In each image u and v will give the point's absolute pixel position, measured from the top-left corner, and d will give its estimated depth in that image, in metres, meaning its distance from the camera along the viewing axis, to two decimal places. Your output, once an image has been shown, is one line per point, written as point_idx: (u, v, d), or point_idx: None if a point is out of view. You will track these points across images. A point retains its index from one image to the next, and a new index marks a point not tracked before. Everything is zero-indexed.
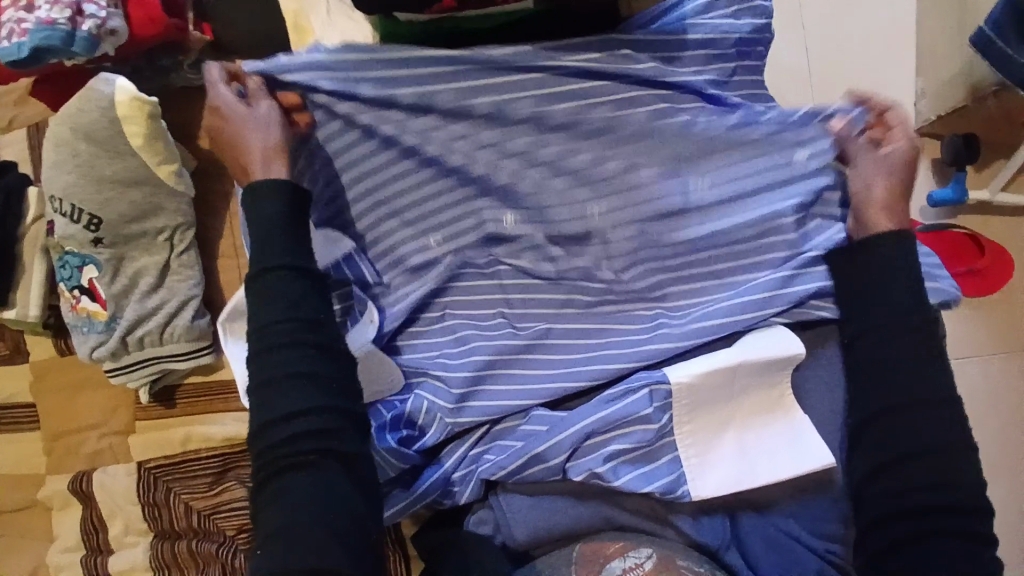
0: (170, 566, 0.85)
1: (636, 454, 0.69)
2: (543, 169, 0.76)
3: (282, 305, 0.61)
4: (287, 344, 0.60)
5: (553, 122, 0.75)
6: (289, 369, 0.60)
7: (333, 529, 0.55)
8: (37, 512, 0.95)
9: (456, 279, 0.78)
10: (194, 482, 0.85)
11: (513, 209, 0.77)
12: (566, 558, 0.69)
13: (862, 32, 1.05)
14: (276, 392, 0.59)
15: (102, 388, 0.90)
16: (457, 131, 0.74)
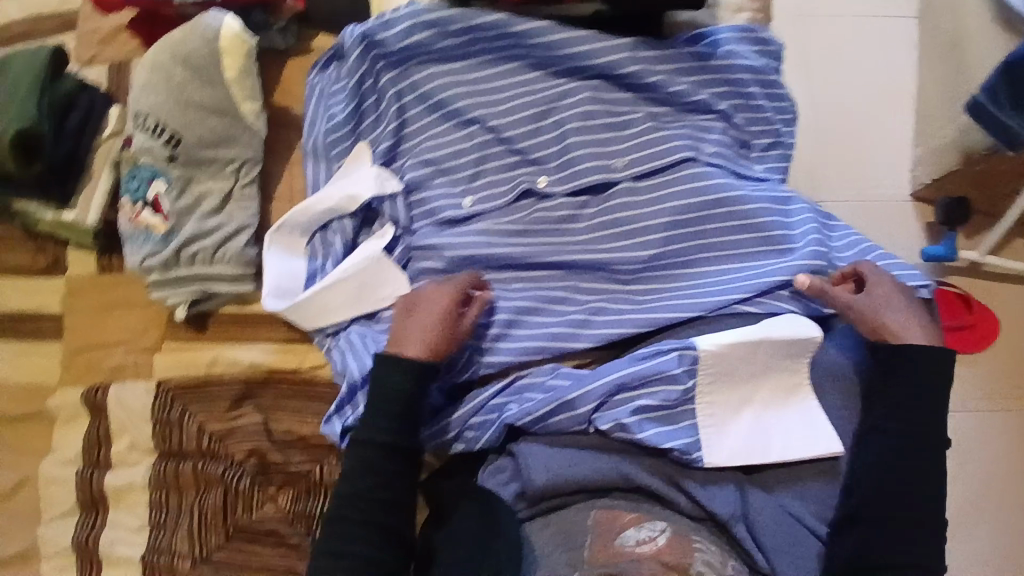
0: (170, 489, 0.86)
1: (658, 422, 0.77)
2: (580, 163, 0.85)
3: (372, 470, 0.74)
4: (365, 508, 0.74)
5: (603, 122, 0.86)
6: (358, 525, 0.73)
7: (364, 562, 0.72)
8: (43, 424, 0.96)
9: (503, 241, 0.85)
10: (213, 407, 0.87)
11: (552, 195, 0.86)
12: (583, 524, 0.73)
13: (864, 103, 1.22)
14: (344, 530, 0.73)
15: (135, 308, 0.92)
16: (510, 130, 0.87)
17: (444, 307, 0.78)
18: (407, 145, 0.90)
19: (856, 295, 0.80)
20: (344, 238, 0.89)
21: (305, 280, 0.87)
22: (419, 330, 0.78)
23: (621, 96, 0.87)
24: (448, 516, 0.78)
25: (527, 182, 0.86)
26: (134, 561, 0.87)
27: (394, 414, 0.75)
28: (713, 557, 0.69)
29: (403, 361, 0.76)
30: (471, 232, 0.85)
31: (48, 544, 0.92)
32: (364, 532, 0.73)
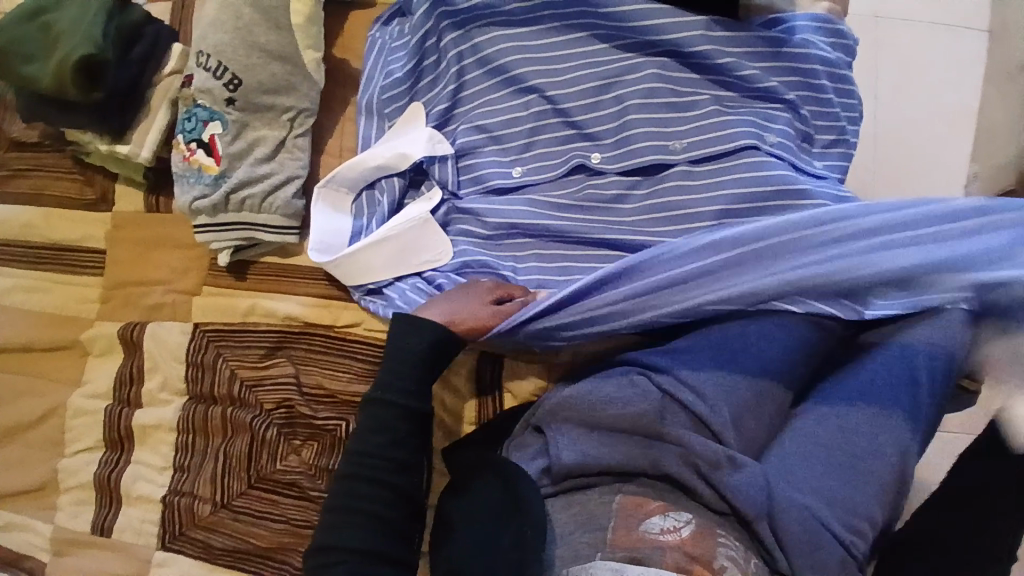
0: (197, 432, 0.87)
1: (685, 414, 0.74)
2: (638, 141, 0.83)
3: (382, 429, 0.73)
4: (375, 467, 0.72)
5: (667, 102, 0.83)
6: (369, 484, 0.72)
7: (376, 523, 0.71)
8: (72, 355, 0.96)
9: (550, 213, 0.83)
10: (245, 352, 0.87)
11: (604, 173, 0.84)
12: (606, 506, 0.70)
13: (930, 113, 1.18)
14: (355, 489, 0.72)
15: (178, 249, 0.92)
16: (568, 102, 0.85)
17: (485, 295, 0.80)
18: (461, 111, 0.89)
19: (900, 305, 0.77)
20: (391, 198, 0.88)
21: (349, 239, 0.86)
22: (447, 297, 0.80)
23: (690, 77, 0.84)
24: (466, 484, 0.78)
25: (580, 157, 0.84)
26: (153, 501, 0.87)
27: (410, 374, 0.75)
28: (739, 557, 0.65)
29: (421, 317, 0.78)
30: (516, 202, 0.84)
31: (71, 473, 0.93)
32: (374, 491, 0.72)
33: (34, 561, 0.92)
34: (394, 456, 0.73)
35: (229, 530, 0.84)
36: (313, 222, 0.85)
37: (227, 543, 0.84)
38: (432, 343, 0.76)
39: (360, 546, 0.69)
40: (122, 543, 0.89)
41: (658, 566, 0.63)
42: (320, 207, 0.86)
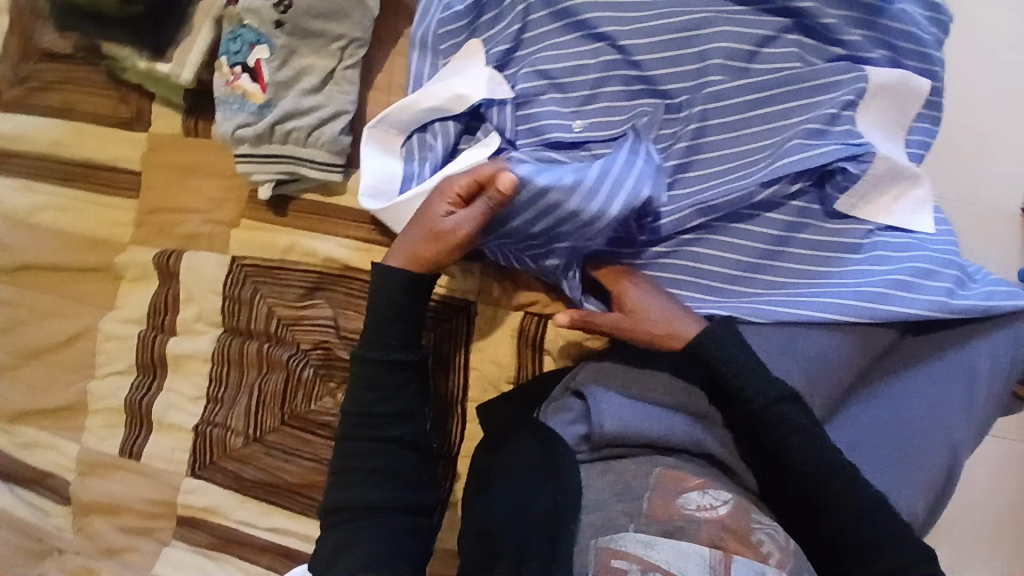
0: (232, 365, 0.86)
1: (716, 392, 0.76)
2: (707, 108, 0.79)
3: (378, 388, 0.75)
4: (376, 426, 0.74)
5: (741, 67, 0.79)
6: (376, 444, 0.74)
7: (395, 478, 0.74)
8: (103, 279, 0.95)
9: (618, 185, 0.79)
10: (284, 291, 0.85)
11: (671, 141, 0.79)
12: (643, 478, 0.69)
13: None
14: (363, 452, 0.75)
15: (215, 177, 0.89)
16: (642, 54, 0.80)
17: (444, 206, 0.73)
18: (522, 54, 0.84)
19: (978, 297, 0.74)
20: (444, 140, 0.84)
21: (399, 184, 0.83)
22: (408, 232, 0.76)
23: (765, 34, 0.79)
24: (502, 441, 0.79)
25: (646, 114, 0.80)
26: (185, 429, 0.88)
27: (386, 330, 0.75)
28: (772, 536, 0.64)
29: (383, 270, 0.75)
30: (576, 159, 0.81)
31: (101, 396, 0.93)
32: (390, 449, 0.75)
33: (58, 480, 0.96)
34: (398, 411, 0.75)
35: (260, 464, 0.85)
36: (364, 166, 0.83)
37: (257, 476, 0.85)
38: (410, 292, 0.75)
39: (375, 504, 0.73)
40: (152, 467, 0.90)
41: (691, 540, 0.62)
42: (371, 149, 0.83)
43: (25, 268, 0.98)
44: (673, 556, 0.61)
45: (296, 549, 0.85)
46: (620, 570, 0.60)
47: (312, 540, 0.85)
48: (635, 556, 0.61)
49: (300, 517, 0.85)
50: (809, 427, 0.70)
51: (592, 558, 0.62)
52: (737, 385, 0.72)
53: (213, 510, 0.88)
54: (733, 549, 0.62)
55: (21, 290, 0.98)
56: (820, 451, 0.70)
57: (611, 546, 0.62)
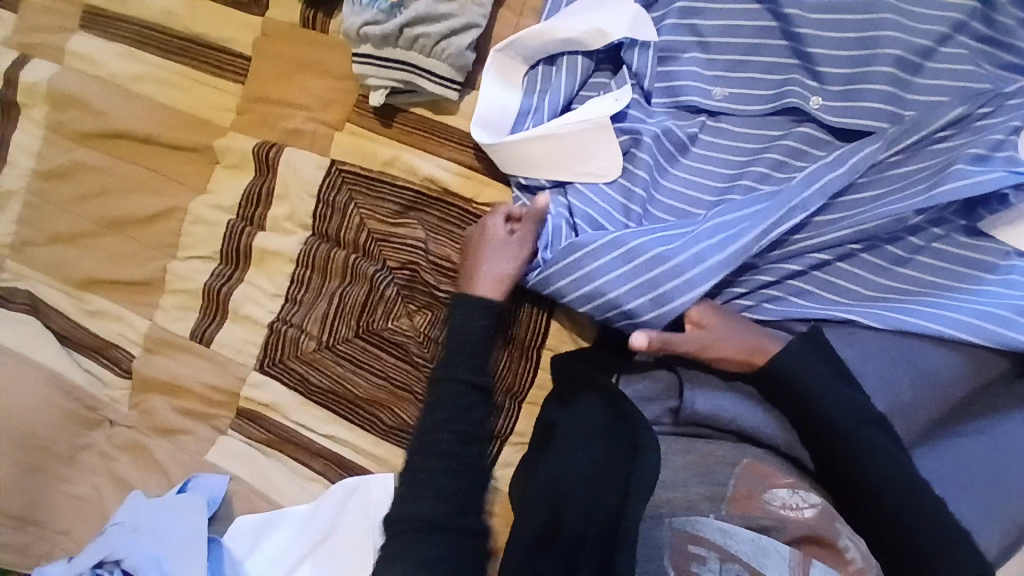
0: (315, 269, 0.86)
1: None
2: (861, 99, 0.75)
3: (447, 408, 0.74)
4: (442, 443, 0.73)
5: (906, 76, 0.74)
6: (435, 462, 0.73)
7: (463, 500, 0.73)
8: (198, 162, 0.95)
9: (741, 159, 0.77)
10: (378, 205, 0.84)
11: (817, 133, 0.77)
12: (728, 465, 0.67)
13: None
14: (421, 469, 0.73)
15: (328, 76, 0.87)
16: (803, 19, 0.76)
17: (506, 224, 0.75)
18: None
19: None
20: (572, 77, 0.79)
21: (516, 116, 0.79)
22: (482, 258, 0.75)
23: (934, 17, 0.74)
24: (572, 398, 0.75)
25: (795, 98, 0.76)
26: (260, 324, 0.88)
27: (468, 351, 0.75)
28: (857, 543, 0.62)
29: (469, 301, 0.75)
30: (713, 131, 0.78)
31: (180, 277, 0.94)
32: (460, 471, 0.73)
33: (120, 352, 0.96)
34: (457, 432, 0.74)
35: (328, 371, 0.85)
36: (482, 91, 0.79)
37: (323, 383, 0.85)
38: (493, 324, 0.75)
39: (433, 522, 0.71)
40: (220, 355, 0.91)
41: (774, 537, 0.62)
42: (494, 76, 0.79)
43: (120, 138, 0.97)
44: (752, 551, 0.60)
45: (349, 461, 0.85)
46: (697, 556, 0.61)
47: (367, 455, 0.84)
48: (713, 543, 0.61)
49: (358, 431, 0.85)
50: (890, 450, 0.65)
51: (666, 540, 0.63)
52: (812, 404, 0.67)
53: (274, 408, 0.88)
54: (814, 553, 0.61)
55: (114, 159, 0.98)
56: (902, 476, 0.64)
57: (686, 530, 0.63)
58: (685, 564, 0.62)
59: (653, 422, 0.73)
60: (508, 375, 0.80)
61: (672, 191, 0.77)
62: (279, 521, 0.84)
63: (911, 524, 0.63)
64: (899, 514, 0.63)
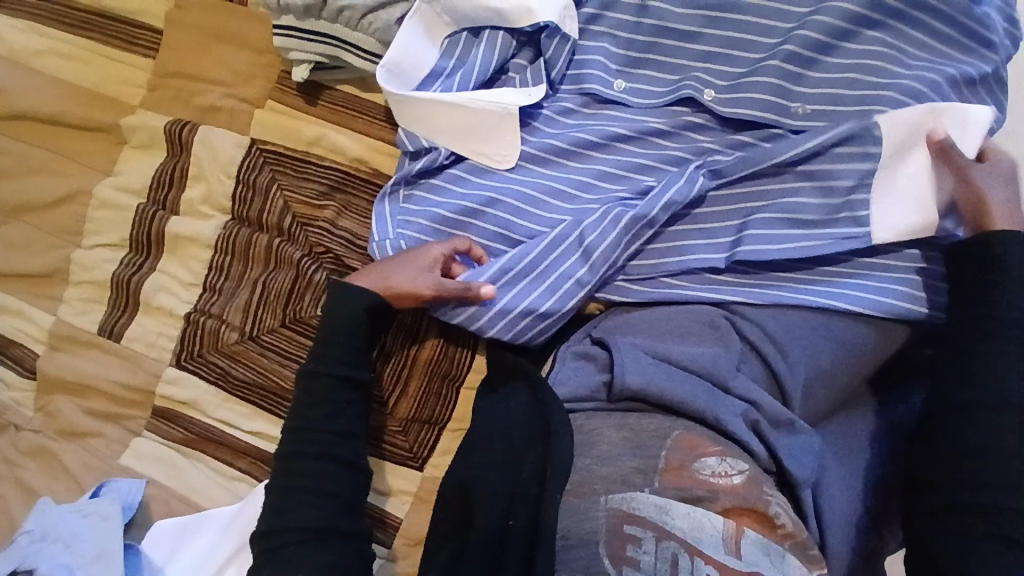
0: (236, 254, 0.80)
1: (760, 367, 0.70)
2: (748, 91, 0.73)
3: (324, 404, 0.71)
4: (321, 444, 0.70)
5: (798, 69, 0.73)
6: (313, 463, 0.69)
7: (339, 503, 0.69)
8: (103, 141, 0.88)
9: (670, 143, 0.75)
10: (303, 186, 0.79)
11: (707, 124, 0.75)
12: (661, 439, 0.66)
13: None
14: (301, 470, 0.69)
15: (246, 49, 0.82)
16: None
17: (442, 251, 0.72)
18: None
19: None
20: (491, 47, 0.77)
21: (426, 75, 0.77)
22: (397, 262, 0.72)
23: None
24: (501, 385, 0.75)
25: (691, 89, 0.74)
26: (174, 315, 0.82)
27: (344, 344, 0.72)
28: (786, 509, 0.63)
29: (347, 289, 0.72)
30: (610, 119, 0.77)
31: (84, 267, 0.86)
32: (332, 470, 0.70)
33: (19, 351, 0.87)
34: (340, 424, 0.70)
35: (251, 362, 0.80)
36: (395, 37, 0.75)
37: (246, 375, 0.80)
38: (367, 315, 0.72)
39: (315, 528, 0.67)
40: (131, 350, 0.84)
41: (707, 508, 0.62)
42: (412, 28, 0.76)
43: (15, 116, 0.89)
44: (689, 524, 0.62)
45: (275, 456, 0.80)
46: (632, 537, 0.62)
47: None
48: (649, 522, 0.62)
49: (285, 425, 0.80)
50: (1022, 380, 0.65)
51: (603, 519, 0.63)
52: (986, 305, 0.67)
53: (192, 404, 0.82)
54: (747, 524, 0.62)
55: (8, 139, 0.89)
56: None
57: (623, 509, 0.63)
58: (620, 548, 0.62)
59: (589, 398, 0.70)
60: (444, 361, 0.78)
61: (600, 172, 0.75)
62: (200, 525, 0.79)
63: (986, 430, 0.64)
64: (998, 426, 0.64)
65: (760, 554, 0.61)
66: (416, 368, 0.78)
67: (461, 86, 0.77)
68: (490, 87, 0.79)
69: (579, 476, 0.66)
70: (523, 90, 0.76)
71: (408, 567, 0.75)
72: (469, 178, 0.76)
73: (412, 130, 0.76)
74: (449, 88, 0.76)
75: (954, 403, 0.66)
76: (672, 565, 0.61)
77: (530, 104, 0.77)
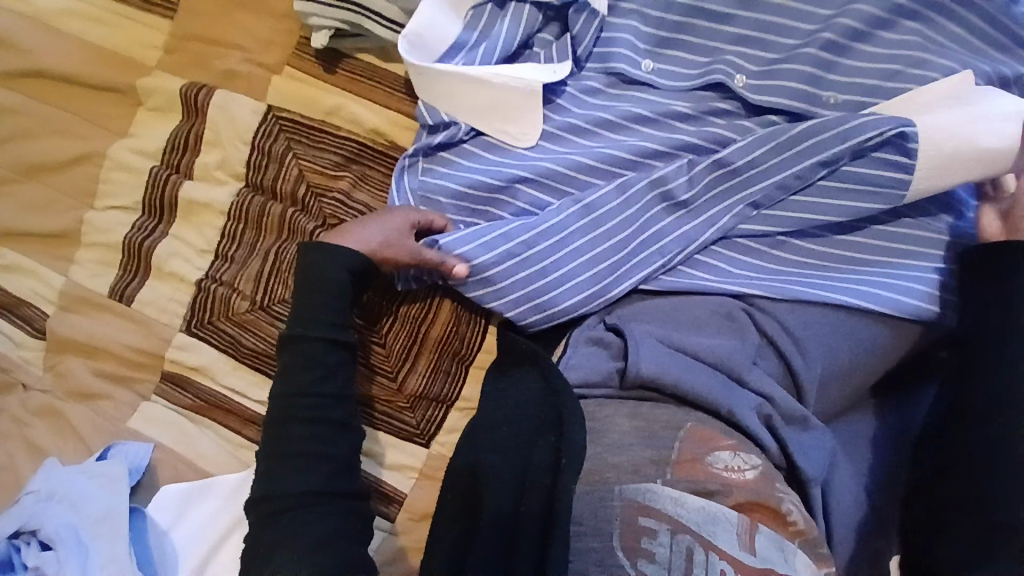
0: (249, 223, 0.80)
1: (777, 363, 0.69)
2: (781, 78, 0.71)
3: (314, 365, 0.70)
4: (314, 407, 0.70)
5: (831, 57, 0.71)
6: (306, 425, 0.69)
7: (333, 467, 0.69)
8: (119, 103, 0.86)
9: (697, 129, 0.73)
10: (319, 156, 0.78)
11: (735, 111, 0.73)
12: (673, 429, 0.65)
13: None
14: (295, 433, 0.69)
15: (266, 14, 0.81)
16: None
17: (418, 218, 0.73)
18: None
19: None
20: (516, 22, 0.75)
21: (449, 47, 0.75)
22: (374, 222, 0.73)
23: None
24: (512, 368, 0.74)
25: (722, 73, 0.72)
26: (186, 282, 0.82)
27: (332, 305, 0.71)
28: (798, 506, 0.63)
29: (323, 246, 0.72)
30: (635, 101, 0.74)
31: (98, 229, 0.85)
32: (326, 431, 0.70)
33: (31, 312, 0.87)
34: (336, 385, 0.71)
35: (261, 332, 0.79)
36: (417, 7, 0.74)
37: (256, 345, 0.80)
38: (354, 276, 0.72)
39: (311, 490, 0.67)
40: (143, 315, 0.84)
41: (720, 502, 0.62)
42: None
43: (31, 74, 0.88)
44: (702, 518, 0.61)
45: None
46: (648, 530, 0.61)
47: None
48: (665, 516, 0.61)
49: None
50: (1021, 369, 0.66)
51: (618, 511, 0.62)
52: (997, 305, 0.67)
53: (202, 372, 0.82)
54: (760, 519, 0.62)
55: (23, 97, 0.88)
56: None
57: (638, 501, 0.62)
58: (634, 539, 0.61)
59: (601, 384, 0.69)
60: (455, 339, 0.77)
61: (623, 154, 0.73)
62: (208, 492, 0.79)
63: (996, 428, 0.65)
64: (988, 419, 0.65)
65: (773, 548, 0.61)
66: (417, 337, 0.77)
67: (484, 60, 0.75)
68: (514, 62, 0.77)
69: (590, 464, 0.65)
70: (548, 67, 0.74)
71: (412, 542, 0.76)
72: (482, 154, 0.74)
73: (432, 104, 0.75)
74: (471, 62, 0.74)
75: (971, 407, 0.66)
76: (687, 559, 0.60)
77: (555, 81, 0.75)
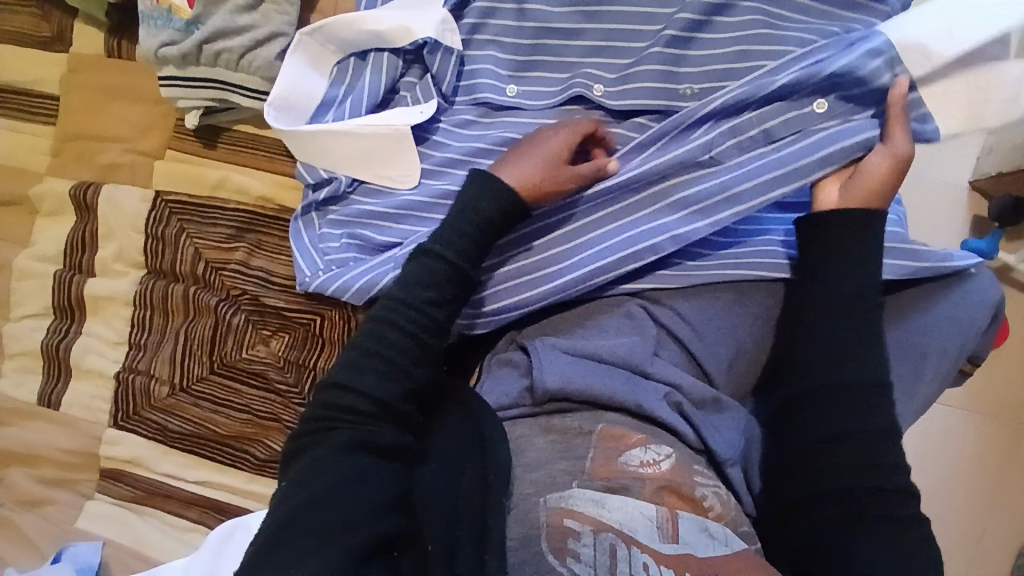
0: (155, 309, 0.81)
1: (678, 351, 0.71)
2: (637, 81, 0.74)
3: (381, 391, 0.63)
4: (376, 445, 0.62)
5: (678, 51, 0.74)
6: (361, 464, 0.61)
7: (380, 506, 0.60)
8: (17, 213, 0.88)
9: None
10: (211, 232, 0.79)
11: (600, 119, 0.76)
12: (586, 438, 0.65)
13: None
14: (343, 463, 0.61)
15: (141, 104, 0.83)
16: None
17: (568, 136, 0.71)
18: None
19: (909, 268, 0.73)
20: (377, 70, 0.77)
21: (317, 106, 0.77)
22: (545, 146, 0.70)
23: None
24: None
25: (580, 86, 0.75)
26: (104, 376, 0.82)
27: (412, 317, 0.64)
28: (715, 492, 0.64)
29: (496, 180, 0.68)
30: (507, 126, 0.76)
31: (13, 340, 0.86)
32: (376, 470, 0.61)
33: None
34: (376, 399, 0.63)
35: (186, 414, 0.80)
36: (277, 72, 0.75)
37: (183, 428, 0.80)
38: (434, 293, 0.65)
39: (370, 527, 0.57)
40: (69, 417, 0.84)
41: (637, 497, 0.61)
42: (297, 61, 0.76)
43: None
44: (623, 516, 0.59)
45: (225, 503, 0.80)
46: (572, 531, 0.58)
47: (243, 494, 0.80)
48: (586, 516, 0.59)
49: (230, 471, 0.80)
50: (854, 348, 0.68)
51: (542, 521, 0.59)
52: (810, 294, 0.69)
53: (135, 462, 0.82)
54: (677, 506, 0.61)
55: None
56: (864, 370, 0.67)
57: (561, 506, 0.59)
58: (560, 541, 0.58)
59: (515, 405, 0.69)
60: None
61: None
62: None
63: (840, 416, 0.67)
64: (829, 401, 0.67)
65: (697, 531, 0.60)
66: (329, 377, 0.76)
67: (353, 112, 0.76)
68: (384, 107, 0.79)
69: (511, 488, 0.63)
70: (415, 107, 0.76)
71: None
72: (366, 202, 0.76)
73: (310, 163, 0.77)
74: (341, 116, 0.76)
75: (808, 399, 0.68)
76: (611, 557, 0.58)
77: (424, 121, 0.76)
